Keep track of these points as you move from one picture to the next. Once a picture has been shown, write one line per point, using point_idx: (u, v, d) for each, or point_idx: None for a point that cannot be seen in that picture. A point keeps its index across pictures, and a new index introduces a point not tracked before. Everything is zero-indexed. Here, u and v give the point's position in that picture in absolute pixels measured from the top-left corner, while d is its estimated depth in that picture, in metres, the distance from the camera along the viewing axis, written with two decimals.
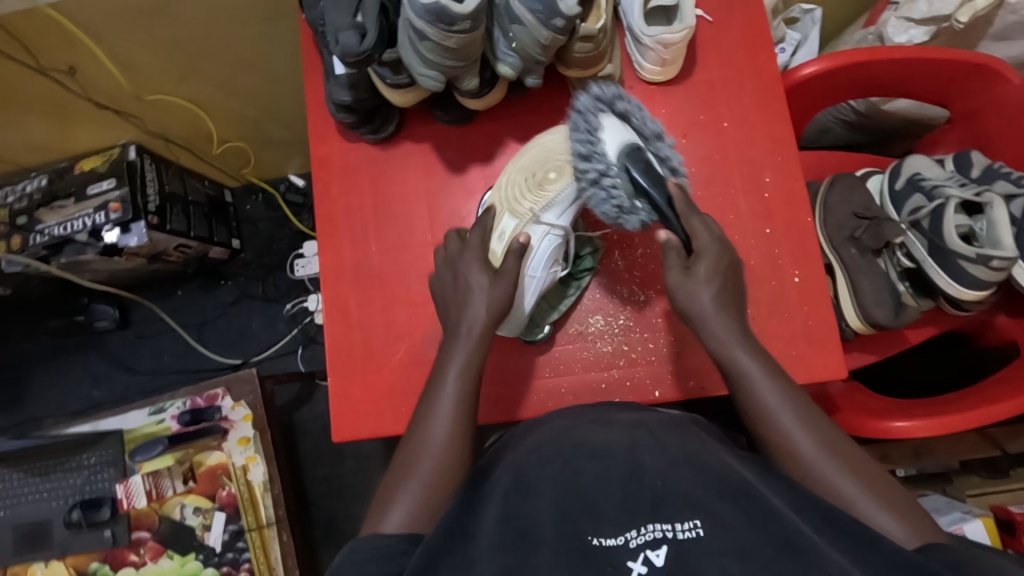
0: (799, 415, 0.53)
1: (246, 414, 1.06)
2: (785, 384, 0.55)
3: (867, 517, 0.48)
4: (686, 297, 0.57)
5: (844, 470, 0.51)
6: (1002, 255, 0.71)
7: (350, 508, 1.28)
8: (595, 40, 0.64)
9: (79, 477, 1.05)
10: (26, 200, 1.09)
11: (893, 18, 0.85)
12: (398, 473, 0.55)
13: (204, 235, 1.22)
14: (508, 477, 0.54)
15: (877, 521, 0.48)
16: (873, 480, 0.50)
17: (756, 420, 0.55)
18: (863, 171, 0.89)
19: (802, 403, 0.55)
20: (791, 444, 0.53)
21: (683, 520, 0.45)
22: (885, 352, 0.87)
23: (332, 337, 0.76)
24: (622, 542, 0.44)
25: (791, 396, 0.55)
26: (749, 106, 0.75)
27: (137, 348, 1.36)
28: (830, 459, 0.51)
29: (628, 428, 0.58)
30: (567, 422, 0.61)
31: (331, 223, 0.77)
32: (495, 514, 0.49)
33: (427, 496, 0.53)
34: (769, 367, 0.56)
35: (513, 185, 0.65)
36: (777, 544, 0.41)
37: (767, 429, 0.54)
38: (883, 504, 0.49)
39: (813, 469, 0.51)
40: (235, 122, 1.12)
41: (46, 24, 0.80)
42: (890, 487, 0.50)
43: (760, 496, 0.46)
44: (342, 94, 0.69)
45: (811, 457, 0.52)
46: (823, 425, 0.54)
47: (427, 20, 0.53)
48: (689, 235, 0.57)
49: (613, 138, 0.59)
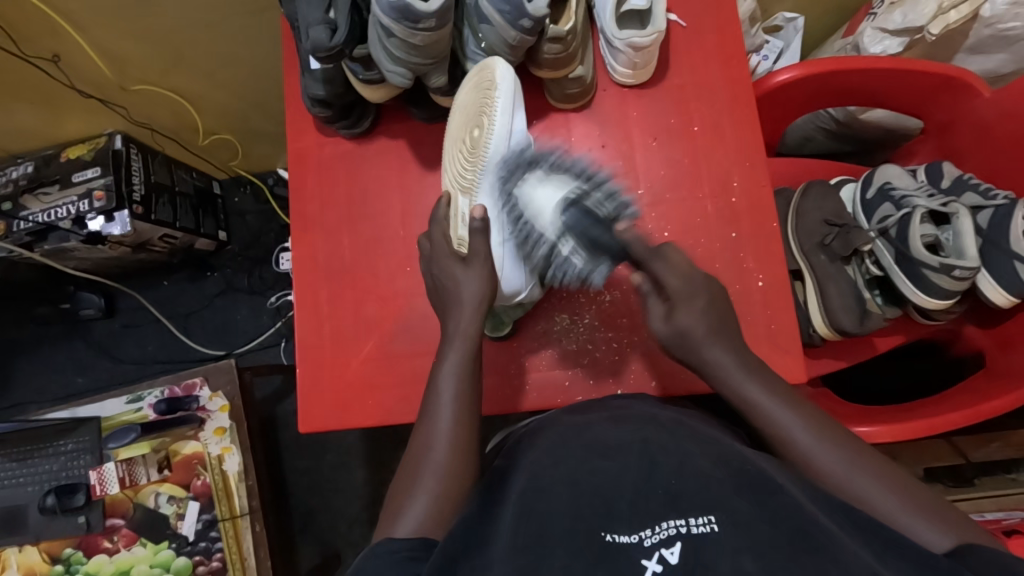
0: (815, 432, 0.53)
1: (223, 405, 1.06)
2: (795, 403, 0.55)
3: (900, 527, 0.48)
4: (673, 330, 0.58)
5: (870, 479, 0.50)
6: (965, 265, 0.72)
7: (327, 501, 1.29)
8: (564, 42, 0.65)
9: (56, 463, 1.05)
10: (11, 186, 1.10)
11: (870, 28, 0.88)
12: (409, 473, 0.56)
13: (190, 226, 1.23)
14: (523, 479, 0.54)
15: (911, 529, 0.47)
16: (900, 485, 0.50)
17: (778, 445, 0.54)
18: (837, 179, 0.90)
19: (817, 421, 0.54)
20: (813, 466, 0.52)
21: (697, 515, 0.45)
22: (853, 358, 0.88)
23: (302, 329, 0.76)
24: (637, 540, 0.44)
25: (803, 413, 0.54)
26: (721, 111, 0.76)
27: (122, 337, 1.36)
28: (854, 473, 0.50)
29: (641, 428, 0.57)
30: (582, 419, 0.62)
31: (305, 216, 0.78)
32: (512, 516, 0.49)
33: (438, 492, 0.54)
34: (777, 391, 0.55)
35: (455, 163, 0.67)
36: (792, 538, 0.42)
37: (787, 452, 0.53)
38: (913, 509, 0.48)
39: (840, 483, 0.50)
40: (222, 114, 1.13)
41: (29, 13, 0.81)
42: (914, 488, 0.50)
43: (781, 489, 0.46)
44: (316, 89, 0.70)
45: (837, 474, 0.51)
46: (843, 439, 0.53)
47: (393, 17, 0.54)
48: (657, 279, 0.60)
49: (547, 205, 0.59)
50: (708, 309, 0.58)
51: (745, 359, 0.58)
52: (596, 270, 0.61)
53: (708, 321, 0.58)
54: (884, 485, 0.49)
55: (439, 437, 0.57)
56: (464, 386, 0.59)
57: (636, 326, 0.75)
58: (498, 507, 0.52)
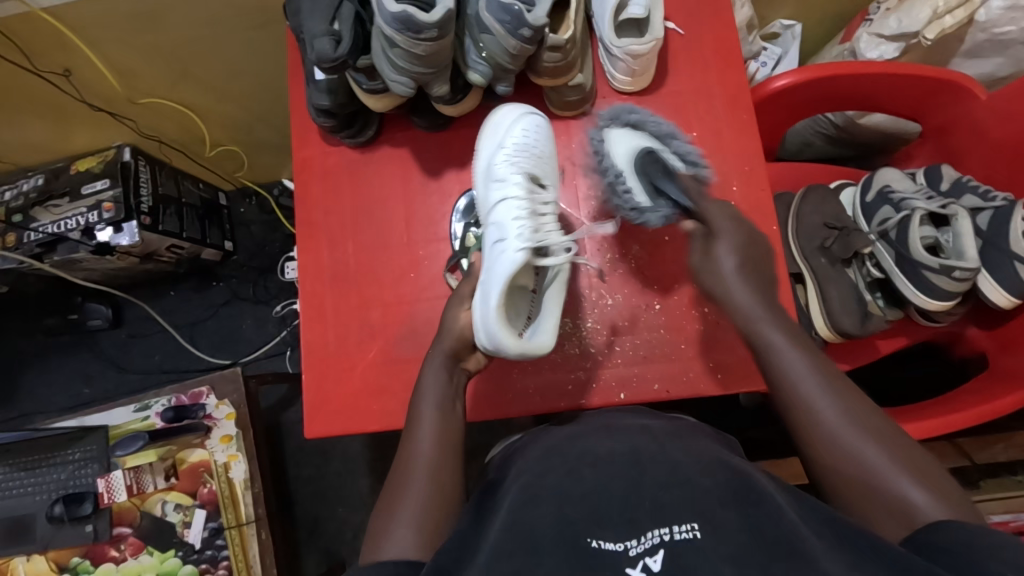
0: (825, 385, 0.54)
1: (230, 412, 1.07)
2: (811, 350, 0.56)
3: (888, 486, 0.48)
4: (710, 275, 0.59)
5: (867, 442, 0.50)
6: (965, 266, 0.73)
7: (333, 509, 1.29)
8: (563, 50, 0.67)
9: (63, 472, 1.06)
10: (22, 198, 1.12)
11: (865, 34, 0.89)
12: (399, 482, 0.57)
13: (197, 236, 1.25)
14: (513, 488, 0.54)
15: (900, 489, 0.48)
16: (897, 449, 0.50)
17: (781, 391, 0.55)
18: (836, 183, 0.91)
19: (832, 374, 0.55)
20: (814, 413, 0.53)
21: (681, 522, 0.46)
22: (855, 361, 0.88)
23: (307, 335, 0.77)
24: (622, 548, 0.46)
25: (820, 365, 0.55)
26: (719, 117, 0.77)
27: (129, 347, 1.38)
28: (851, 428, 0.51)
29: (631, 434, 0.59)
30: (576, 428, 0.63)
31: (310, 224, 0.79)
32: (503, 520, 0.49)
33: (426, 502, 0.55)
34: (794, 339, 0.56)
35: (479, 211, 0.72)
36: (770, 543, 0.44)
37: (789, 398, 0.55)
38: (908, 474, 0.48)
39: (835, 445, 0.51)
40: (229, 126, 1.15)
41: (42, 29, 0.83)
42: (914, 456, 0.50)
43: (767, 496, 0.47)
44: (320, 99, 0.72)
45: (838, 433, 0.51)
46: (853, 399, 0.53)
47: (396, 28, 0.56)
48: (701, 215, 0.61)
49: (624, 147, 0.71)
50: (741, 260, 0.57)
51: (775, 314, 0.58)
52: (655, 212, 0.66)
53: (738, 262, 0.58)
54: (878, 448, 0.50)
55: (437, 443, 0.59)
56: (444, 408, 0.61)
57: (638, 330, 0.76)
58: (488, 519, 0.52)
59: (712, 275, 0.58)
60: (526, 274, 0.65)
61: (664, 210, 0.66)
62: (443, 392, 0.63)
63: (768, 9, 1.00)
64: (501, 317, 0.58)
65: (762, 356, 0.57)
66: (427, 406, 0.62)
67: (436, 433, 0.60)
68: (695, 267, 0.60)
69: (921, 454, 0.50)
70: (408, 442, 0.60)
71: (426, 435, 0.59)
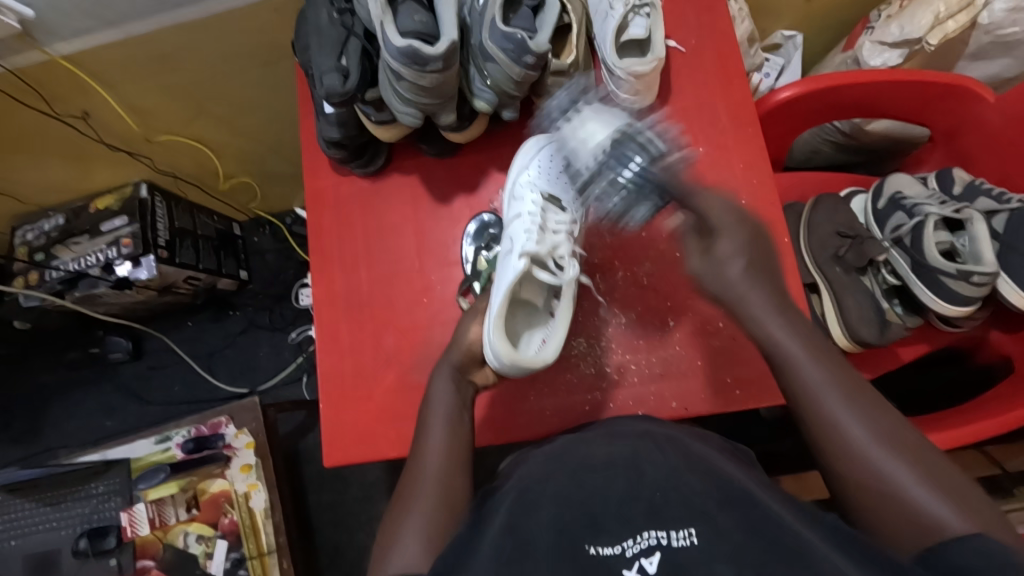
0: (845, 394, 0.51)
1: (249, 441, 1.07)
2: (833, 363, 0.53)
3: (919, 506, 0.45)
4: (715, 278, 0.56)
5: (891, 457, 0.47)
6: (982, 271, 0.71)
7: (354, 536, 1.28)
8: (567, 76, 0.69)
9: (87, 506, 1.06)
10: (44, 238, 1.15)
11: (868, 41, 0.89)
12: (405, 499, 0.57)
13: (212, 267, 1.26)
14: (514, 495, 0.54)
15: (928, 508, 0.45)
16: (928, 466, 0.47)
17: (804, 404, 0.52)
18: (847, 191, 0.91)
19: (857, 388, 0.51)
20: (841, 434, 0.50)
21: (678, 528, 0.46)
22: (876, 370, 0.87)
23: (323, 363, 0.78)
24: (620, 551, 0.46)
25: (840, 374, 0.52)
26: (724, 131, 0.77)
27: (150, 379, 1.39)
28: (881, 449, 0.48)
29: (635, 440, 0.58)
30: (578, 436, 0.62)
31: (323, 255, 0.81)
32: (500, 526, 0.49)
33: (434, 516, 0.54)
34: (814, 348, 0.53)
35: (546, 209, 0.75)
36: (768, 543, 0.43)
37: (816, 419, 0.51)
38: (939, 492, 0.45)
39: (856, 460, 0.48)
40: (241, 159, 1.17)
41: (62, 75, 0.86)
42: (946, 476, 0.46)
43: (761, 503, 0.47)
44: (331, 131, 0.73)
45: (861, 448, 0.48)
46: (884, 419, 0.50)
47: (402, 61, 0.57)
48: (701, 212, 0.58)
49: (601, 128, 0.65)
50: (748, 262, 0.55)
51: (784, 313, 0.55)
52: (636, 209, 0.63)
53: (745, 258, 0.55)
54: (909, 468, 0.47)
55: (440, 461, 0.59)
56: (452, 423, 0.61)
57: (652, 347, 0.75)
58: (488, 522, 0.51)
59: (716, 272, 0.55)
60: (531, 289, 0.67)
61: (643, 205, 0.62)
62: (447, 406, 0.63)
63: (768, 22, 1.01)
64: (500, 330, 0.59)
65: (780, 368, 0.54)
66: (438, 423, 0.61)
67: (444, 446, 0.60)
68: (695, 270, 0.58)
69: (950, 472, 0.47)
70: (419, 458, 0.60)
71: (432, 449, 0.59)
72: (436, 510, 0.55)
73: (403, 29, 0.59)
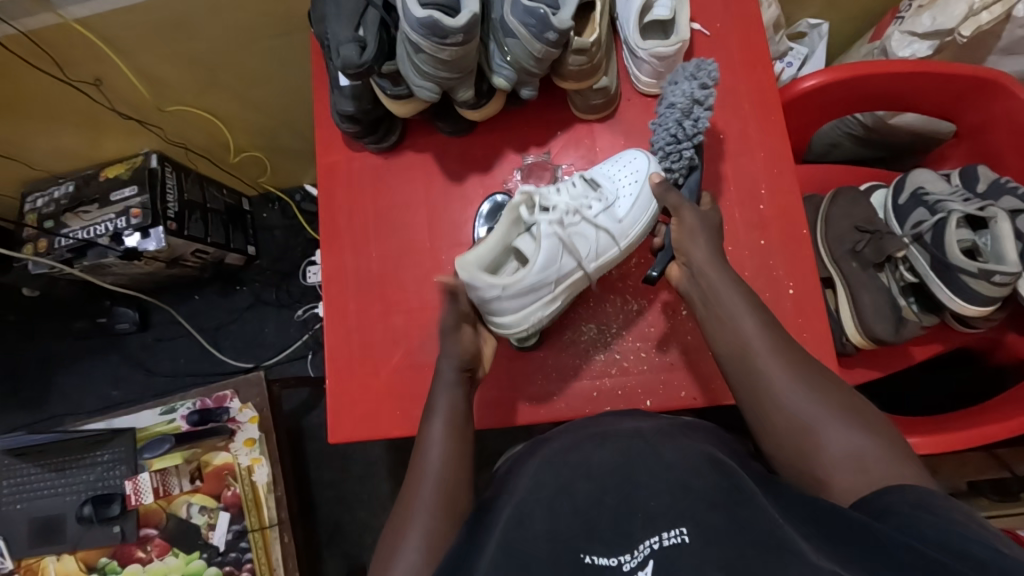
0: (785, 362, 0.56)
1: (254, 416, 1.07)
2: (756, 312, 0.59)
3: (836, 438, 0.51)
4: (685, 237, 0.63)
5: (807, 394, 0.54)
6: (1005, 271, 0.70)
7: (355, 514, 1.29)
8: (588, 53, 0.66)
9: (91, 473, 1.07)
10: (53, 205, 1.14)
11: (897, 31, 0.87)
12: (401, 515, 0.56)
13: (221, 241, 1.26)
14: (512, 500, 0.55)
15: (844, 439, 0.51)
16: (839, 400, 0.54)
17: (733, 353, 0.58)
18: (867, 185, 0.88)
19: (790, 353, 0.57)
20: (766, 378, 0.56)
21: (669, 528, 0.47)
22: (890, 368, 0.86)
23: (330, 340, 0.78)
24: (616, 564, 0.46)
25: (766, 326, 0.58)
26: (746, 119, 0.76)
27: (156, 350, 1.40)
28: (801, 388, 0.54)
29: (625, 439, 0.58)
30: (572, 435, 0.61)
31: (334, 230, 0.80)
32: (496, 537, 0.50)
33: (433, 523, 0.55)
34: (743, 300, 0.60)
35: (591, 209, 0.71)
36: (758, 546, 0.43)
37: (744, 364, 0.57)
38: (850, 423, 0.52)
39: (799, 419, 0.53)
40: (252, 132, 1.16)
41: (75, 38, 0.85)
42: (851, 402, 0.54)
43: (753, 499, 0.47)
44: (345, 105, 0.72)
45: (785, 394, 0.54)
46: (800, 360, 0.56)
47: (421, 33, 0.56)
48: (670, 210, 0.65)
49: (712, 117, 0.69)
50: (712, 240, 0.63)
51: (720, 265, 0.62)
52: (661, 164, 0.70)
53: (701, 223, 0.64)
54: (820, 401, 0.53)
55: (436, 452, 0.59)
56: (450, 418, 0.61)
57: (664, 336, 0.74)
58: (481, 539, 0.51)
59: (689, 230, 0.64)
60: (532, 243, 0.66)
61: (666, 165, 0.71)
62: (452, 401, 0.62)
63: (795, 8, 0.98)
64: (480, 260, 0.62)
65: (717, 321, 0.60)
66: (437, 415, 0.61)
67: (446, 447, 0.59)
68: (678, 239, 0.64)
69: (856, 401, 0.54)
70: (417, 469, 0.59)
71: (437, 446, 0.59)
72: (438, 516, 0.55)
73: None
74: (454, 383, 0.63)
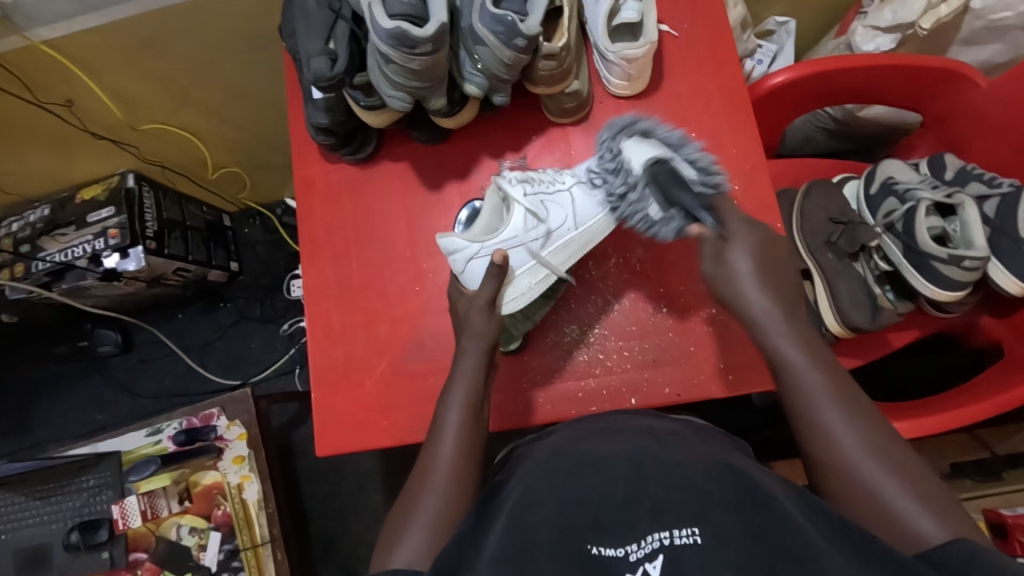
0: (845, 411, 0.50)
1: (242, 433, 1.06)
2: (825, 362, 0.53)
3: (900, 510, 0.46)
4: (727, 280, 0.56)
5: (873, 460, 0.48)
6: (974, 255, 0.72)
7: (348, 527, 1.28)
8: (558, 58, 0.67)
9: (78, 499, 1.05)
10: (28, 229, 1.13)
11: (860, 26, 0.89)
12: (411, 495, 0.55)
13: (202, 258, 1.25)
14: (516, 492, 0.54)
15: (909, 513, 0.45)
16: (908, 470, 0.47)
17: (795, 404, 0.52)
18: (839, 177, 0.90)
19: (855, 401, 0.51)
20: (829, 438, 0.50)
21: (681, 527, 0.46)
22: (869, 356, 0.87)
23: (314, 355, 0.77)
24: (622, 554, 0.47)
25: (831, 376, 0.52)
26: (717, 117, 0.77)
27: (140, 372, 1.38)
28: (866, 451, 0.48)
29: (635, 437, 0.59)
30: (580, 429, 0.64)
31: (313, 243, 0.80)
32: (501, 526, 0.49)
33: (440, 508, 0.54)
34: (809, 349, 0.53)
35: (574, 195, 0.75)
36: (774, 553, 0.43)
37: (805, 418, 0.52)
38: (917, 498, 0.46)
39: (843, 463, 0.49)
40: (229, 148, 1.16)
41: (43, 61, 0.84)
42: (920, 473, 0.47)
43: (772, 502, 0.47)
44: (319, 117, 0.72)
45: (849, 455, 0.49)
46: (868, 419, 0.50)
47: (390, 44, 0.56)
48: (721, 227, 0.58)
49: (637, 155, 0.65)
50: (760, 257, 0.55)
51: (789, 316, 0.55)
52: (668, 225, 0.63)
53: (757, 271, 0.55)
54: (887, 468, 0.47)
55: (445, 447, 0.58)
56: (468, 416, 0.59)
57: (646, 334, 0.75)
58: (489, 522, 0.51)
59: (731, 275, 0.55)
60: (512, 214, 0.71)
61: (676, 221, 0.62)
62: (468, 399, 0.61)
63: (762, 7, 1.00)
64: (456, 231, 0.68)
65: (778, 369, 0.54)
66: (454, 406, 0.60)
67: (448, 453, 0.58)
68: (716, 271, 0.57)
69: (926, 473, 0.48)
70: (429, 458, 0.57)
71: (447, 453, 0.57)
72: (445, 505, 0.54)
73: (391, 11, 0.57)
74: (473, 376, 0.62)
